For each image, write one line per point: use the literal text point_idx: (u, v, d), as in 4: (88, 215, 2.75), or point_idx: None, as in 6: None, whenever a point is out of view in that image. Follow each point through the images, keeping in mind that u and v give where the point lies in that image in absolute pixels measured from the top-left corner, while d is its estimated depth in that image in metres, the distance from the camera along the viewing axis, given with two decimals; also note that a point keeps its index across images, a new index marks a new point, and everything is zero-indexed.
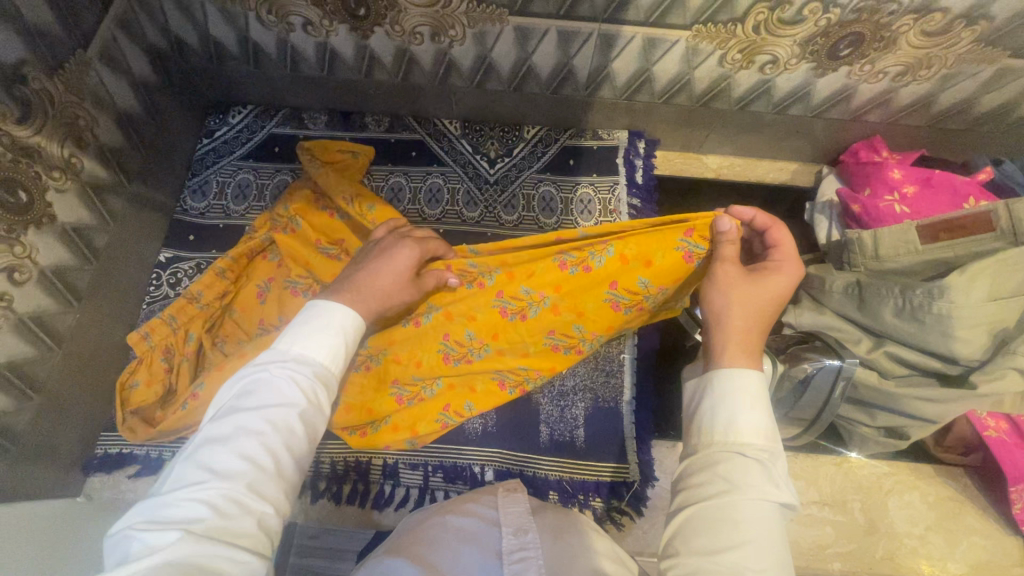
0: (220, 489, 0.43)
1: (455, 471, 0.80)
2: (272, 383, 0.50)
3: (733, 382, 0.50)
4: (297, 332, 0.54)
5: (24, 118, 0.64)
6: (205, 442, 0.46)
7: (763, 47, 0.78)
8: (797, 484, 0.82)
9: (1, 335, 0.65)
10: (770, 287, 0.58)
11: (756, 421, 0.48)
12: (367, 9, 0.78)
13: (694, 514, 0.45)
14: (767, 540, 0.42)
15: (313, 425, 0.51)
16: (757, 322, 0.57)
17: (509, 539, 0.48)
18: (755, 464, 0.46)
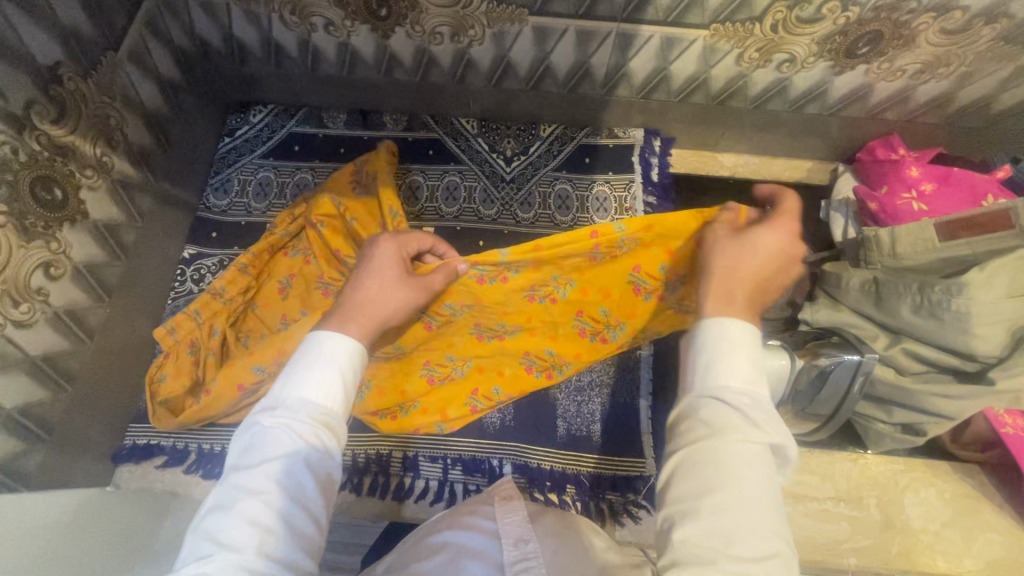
0: (231, 560, 0.44)
1: (474, 464, 0.81)
2: (271, 439, 0.51)
3: (718, 331, 0.49)
4: (293, 378, 0.54)
5: (59, 117, 0.66)
6: (211, 512, 0.48)
7: (780, 45, 0.79)
8: (813, 480, 0.82)
9: (39, 328, 0.67)
10: (760, 245, 0.55)
11: (735, 367, 0.48)
12: (388, 9, 0.79)
13: (680, 460, 0.46)
14: (753, 480, 0.43)
15: (323, 471, 0.51)
16: (745, 275, 0.54)
17: (509, 550, 0.49)
18: (737, 409, 0.46)
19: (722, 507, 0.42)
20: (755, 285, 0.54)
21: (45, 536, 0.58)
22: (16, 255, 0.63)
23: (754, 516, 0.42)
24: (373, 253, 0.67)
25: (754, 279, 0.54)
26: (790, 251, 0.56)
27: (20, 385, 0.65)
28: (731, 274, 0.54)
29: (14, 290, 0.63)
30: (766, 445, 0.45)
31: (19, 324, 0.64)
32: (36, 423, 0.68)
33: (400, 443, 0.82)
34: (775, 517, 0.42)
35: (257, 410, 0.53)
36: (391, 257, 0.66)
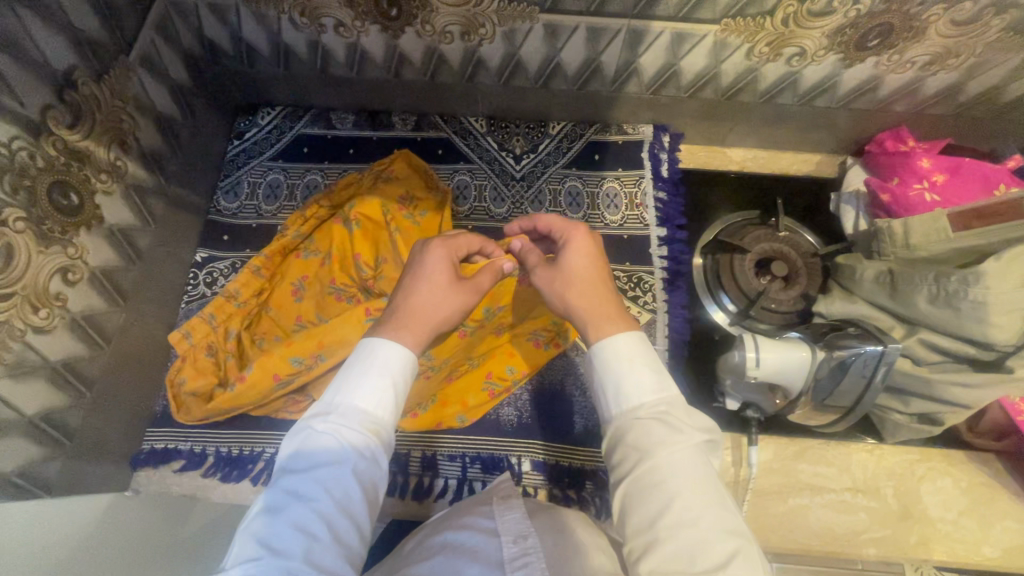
0: (280, 565, 0.45)
1: (493, 462, 0.82)
2: (323, 444, 0.52)
3: (614, 357, 0.56)
4: (345, 385, 0.55)
5: (74, 122, 0.66)
6: (261, 515, 0.49)
7: (791, 39, 0.79)
8: (830, 471, 0.83)
9: (58, 333, 0.67)
10: (575, 261, 0.65)
11: (636, 385, 0.55)
12: (399, 9, 0.79)
13: (626, 485, 0.51)
14: (691, 485, 0.49)
15: (369, 481, 0.52)
16: (593, 283, 0.63)
17: (510, 547, 0.50)
18: (653, 421, 0.53)
19: (675, 523, 0.46)
20: (604, 287, 0.63)
21: (71, 541, 0.58)
22: (35, 261, 0.63)
23: (704, 517, 0.47)
24: (427, 259, 0.67)
25: (601, 283, 0.63)
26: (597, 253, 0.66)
27: (40, 391, 0.65)
28: (585, 291, 0.62)
29: (33, 296, 0.63)
30: (692, 443, 0.51)
31: (39, 330, 0.64)
32: (57, 428, 0.68)
33: (418, 441, 0.83)
34: (722, 509, 0.48)
35: (308, 415, 0.55)
36: (442, 264, 0.68)
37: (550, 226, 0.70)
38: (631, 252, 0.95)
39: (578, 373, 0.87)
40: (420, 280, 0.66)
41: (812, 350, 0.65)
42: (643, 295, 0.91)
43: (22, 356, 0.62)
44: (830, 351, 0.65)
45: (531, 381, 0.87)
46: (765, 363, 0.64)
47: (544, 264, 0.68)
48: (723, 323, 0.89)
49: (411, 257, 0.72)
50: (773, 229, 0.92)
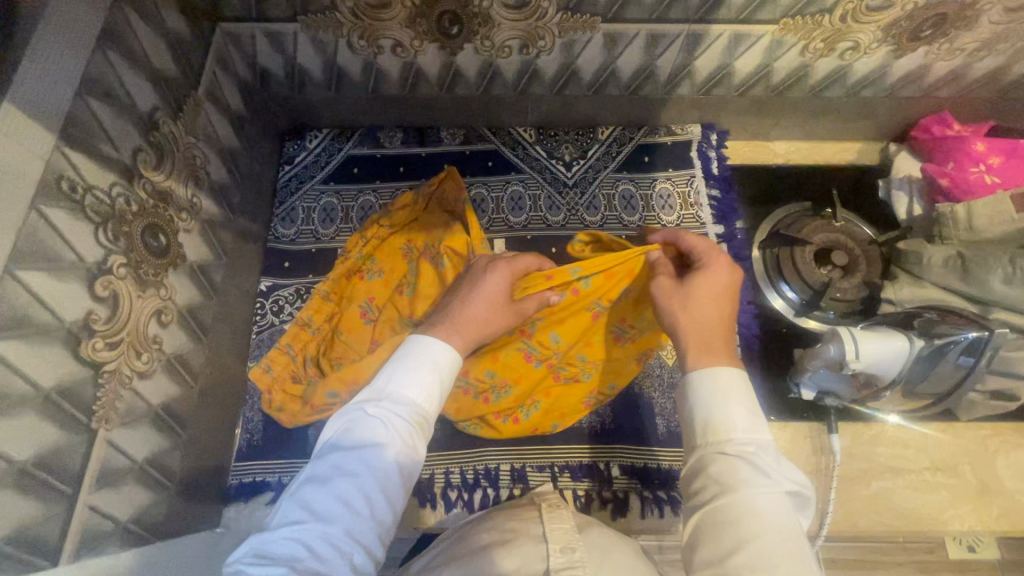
0: (319, 532, 0.46)
1: (583, 469, 0.83)
2: (368, 423, 0.53)
3: (708, 381, 0.54)
4: (397, 373, 0.56)
5: (158, 163, 0.66)
6: (307, 482, 0.51)
7: (847, 34, 0.80)
8: (908, 453, 0.85)
9: (157, 376, 0.67)
10: (698, 288, 0.62)
11: (728, 415, 0.52)
12: (460, 26, 0.79)
13: (705, 518, 0.49)
14: (775, 532, 0.46)
15: (409, 467, 0.53)
16: (713, 319, 0.60)
17: (556, 557, 0.52)
18: (740, 457, 0.50)
19: (750, 563, 0.44)
20: (722, 327, 0.60)
21: None
22: (136, 305, 0.62)
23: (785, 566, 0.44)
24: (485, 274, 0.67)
25: (718, 323, 0.60)
26: (729, 290, 0.63)
27: (146, 435, 0.65)
28: (697, 322, 0.60)
29: (136, 342, 0.62)
30: (779, 491, 0.49)
31: (142, 375, 0.64)
32: (160, 471, 0.68)
33: (506, 455, 0.83)
34: (806, 561, 0.44)
35: (359, 398, 0.56)
36: (497, 278, 0.66)
37: (694, 250, 0.67)
38: None
39: (655, 374, 0.88)
40: (474, 292, 0.65)
41: (913, 339, 0.69)
42: None
43: (130, 404, 0.62)
44: (931, 338, 0.70)
45: None
46: (866, 353, 0.66)
47: (670, 279, 0.65)
48: (789, 315, 0.91)
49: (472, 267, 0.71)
50: (829, 220, 0.94)
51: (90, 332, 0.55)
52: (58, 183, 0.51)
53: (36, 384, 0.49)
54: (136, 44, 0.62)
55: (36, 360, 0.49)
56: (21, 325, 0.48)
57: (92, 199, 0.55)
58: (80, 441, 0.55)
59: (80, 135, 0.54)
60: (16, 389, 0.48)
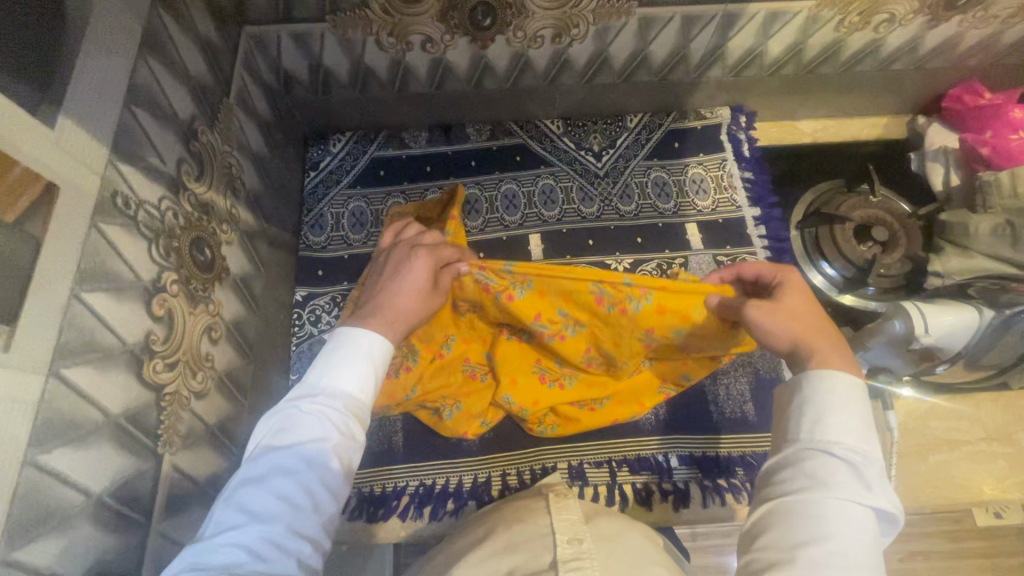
0: (260, 532, 0.43)
1: (641, 462, 0.81)
2: (304, 418, 0.48)
3: (831, 386, 0.50)
4: (330, 367, 0.52)
5: (199, 174, 0.64)
6: (240, 486, 0.46)
7: (882, 7, 0.80)
8: (962, 425, 0.85)
9: (213, 395, 0.65)
10: (787, 298, 0.57)
11: (844, 421, 0.48)
12: (493, 18, 0.77)
13: (779, 506, 0.46)
14: (856, 540, 0.43)
15: (348, 458, 0.49)
16: (824, 321, 0.56)
17: (563, 548, 0.50)
18: (845, 464, 0.46)
19: (823, 560, 0.42)
20: (830, 323, 0.56)
21: None
22: (189, 322, 0.60)
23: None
24: (408, 262, 0.61)
25: (825, 322, 0.56)
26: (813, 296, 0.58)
27: (205, 457, 0.63)
28: (808, 328, 0.55)
29: (191, 360, 0.60)
30: (875, 507, 0.45)
31: (199, 395, 0.61)
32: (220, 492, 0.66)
33: (562, 453, 0.81)
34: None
35: (288, 396, 0.51)
36: (425, 267, 0.60)
37: (758, 273, 0.63)
38: (729, 235, 0.93)
39: None
40: (400, 283, 0.59)
41: (981, 310, 0.71)
42: None
43: (190, 425, 0.60)
44: (1000, 309, 0.70)
45: None
46: (934, 328, 0.69)
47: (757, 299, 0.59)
48: (832, 294, 0.91)
49: (393, 256, 0.64)
50: (866, 195, 0.93)
51: (151, 353, 0.53)
52: (113, 199, 0.49)
53: (106, 412, 0.47)
54: (173, 51, 0.60)
55: (104, 385, 0.47)
56: (90, 350, 0.45)
57: (144, 215, 0.53)
58: (149, 467, 0.52)
59: (129, 147, 0.52)
60: (89, 417, 0.45)
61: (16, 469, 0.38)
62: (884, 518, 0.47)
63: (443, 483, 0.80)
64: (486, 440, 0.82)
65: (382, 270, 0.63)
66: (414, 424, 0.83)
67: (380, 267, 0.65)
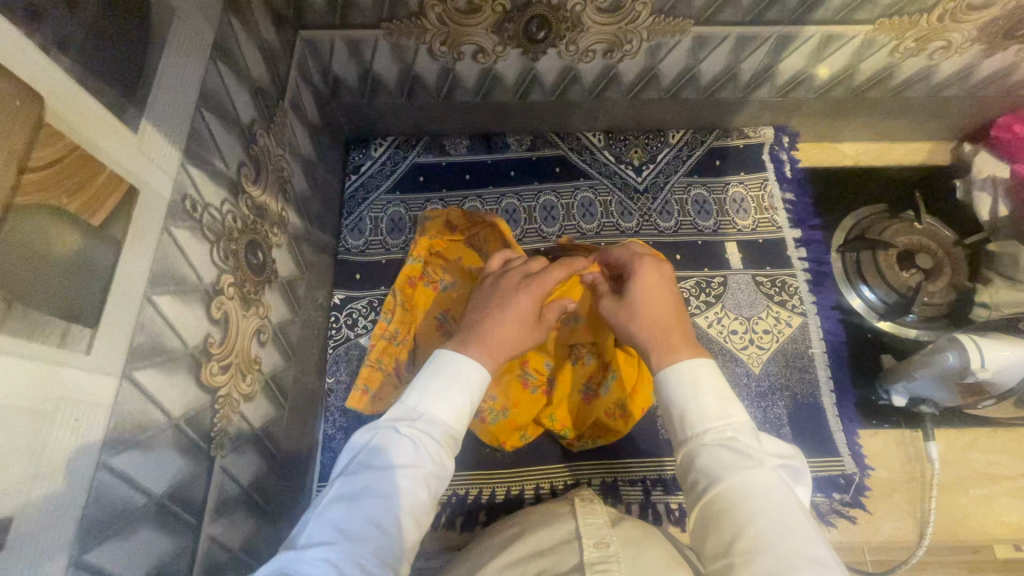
0: (351, 551, 0.41)
1: (674, 482, 0.80)
2: (402, 442, 0.48)
3: (681, 375, 0.51)
4: (428, 391, 0.52)
5: (256, 177, 0.64)
6: (333, 501, 0.45)
7: (941, 34, 0.79)
8: (1003, 459, 0.83)
9: (259, 397, 0.65)
10: (637, 293, 0.61)
11: (703, 403, 0.50)
12: (547, 31, 0.77)
13: (703, 516, 0.45)
14: (768, 509, 0.42)
15: (434, 489, 0.48)
16: (661, 313, 0.59)
17: (589, 552, 0.50)
18: (720, 445, 0.47)
19: (749, 549, 0.40)
20: (673, 316, 0.59)
21: None
22: (242, 325, 0.60)
23: (792, 564, 0.38)
24: (515, 288, 0.63)
25: (666, 315, 0.59)
26: (663, 279, 0.63)
27: (249, 460, 0.63)
28: (653, 324, 0.58)
29: (243, 363, 0.60)
30: (764, 469, 0.45)
31: (247, 397, 0.61)
32: (261, 494, 0.66)
33: (596, 469, 0.81)
34: (802, 538, 0.40)
35: (388, 416, 0.51)
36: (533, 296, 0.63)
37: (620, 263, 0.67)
38: (770, 257, 0.92)
39: (743, 383, 0.85)
40: (509, 308, 0.61)
41: None
42: (790, 299, 0.89)
43: (239, 427, 0.60)
44: None
45: None
46: (991, 361, 0.68)
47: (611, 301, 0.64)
48: (870, 318, 0.89)
49: (500, 278, 0.66)
50: (910, 221, 0.91)
51: (208, 356, 0.53)
52: (182, 203, 0.49)
53: (169, 415, 0.47)
54: (239, 55, 0.60)
55: (168, 387, 0.47)
56: (158, 353, 0.45)
57: (208, 218, 0.53)
58: (202, 470, 0.53)
59: (198, 150, 0.52)
60: (154, 420, 0.45)
61: (90, 472, 0.38)
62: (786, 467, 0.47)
63: (475, 495, 0.79)
64: (519, 453, 0.82)
65: (488, 291, 0.65)
66: None
67: (482, 291, 0.67)
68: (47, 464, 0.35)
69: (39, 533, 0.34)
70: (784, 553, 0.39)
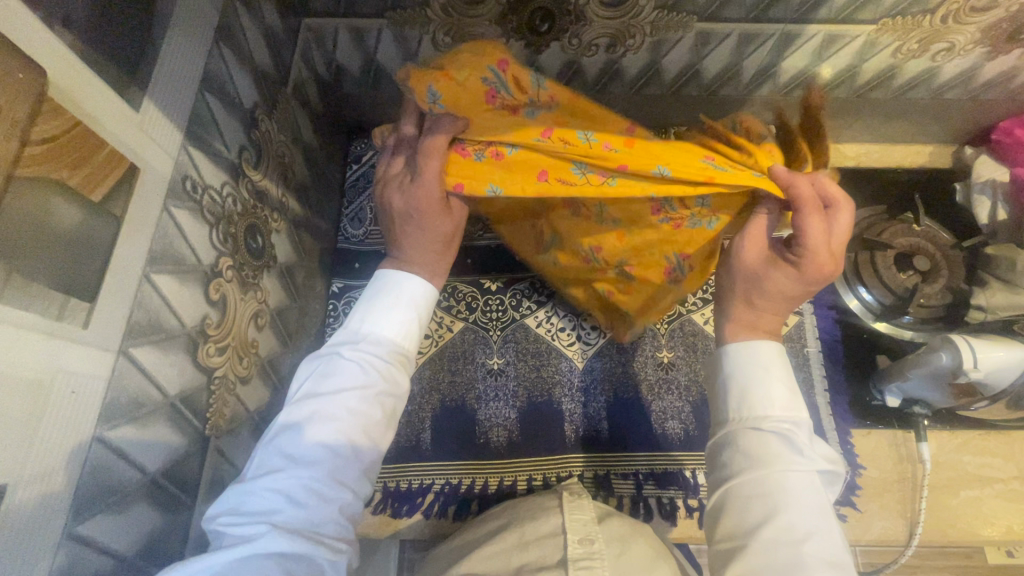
0: (302, 478, 0.43)
1: (667, 476, 0.80)
2: (346, 365, 0.49)
3: (752, 361, 0.52)
4: (372, 314, 0.52)
5: (256, 160, 0.64)
6: (279, 427, 0.46)
7: (943, 35, 0.79)
8: (994, 462, 0.84)
9: (255, 380, 0.65)
10: (768, 288, 0.53)
11: (768, 393, 0.50)
12: (550, 24, 0.78)
13: (730, 491, 0.48)
14: (804, 509, 0.44)
15: (387, 405, 0.49)
16: (773, 312, 0.54)
17: (574, 547, 0.50)
18: (775, 436, 0.48)
19: (774, 538, 0.43)
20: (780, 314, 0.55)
21: None
22: (239, 308, 0.60)
23: (813, 563, 0.41)
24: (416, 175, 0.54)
25: (774, 316, 0.55)
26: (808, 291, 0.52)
27: (243, 442, 0.63)
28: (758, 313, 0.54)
29: (240, 345, 0.61)
30: (810, 469, 0.46)
31: (243, 380, 0.62)
32: None
33: (591, 462, 0.81)
34: (826, 540, 0.43)
35: (332, 341, 0.52)
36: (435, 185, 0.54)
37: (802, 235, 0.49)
38: None
39: None
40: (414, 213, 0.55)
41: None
42: None
43: (234, 409, 0.60)
44: None
45: (690, 391, 0.84)
46: (984, 363, 0.68)
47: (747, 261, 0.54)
48: (868, 319, 0.89)
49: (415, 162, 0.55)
50: (908, 223, 0.92)
51: (205, 337, 0.53)
52: (183, 183, 0.49)
53: (165, 393, 0.48)
54: (242, 39, 0.60)
55: (164, 366, 0.47)
56: (156, 332, 0.46)
57: (208, 200, 0.53)
58: (197, 450, 0.53)
59: (200, 132, 0.52)
60: (150, 398, 0.46)
61: (85, 446, 0.39)
62: (827, 471, 0.49)
63: (468, 484, 0.80)
64: (515, 443, 0.82)
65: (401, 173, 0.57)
66: (442, 424, 0.83)
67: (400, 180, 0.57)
68: (41, 438, 0.35)
69: (34, 501, 0.35)
70: (807, 549, 0.42)
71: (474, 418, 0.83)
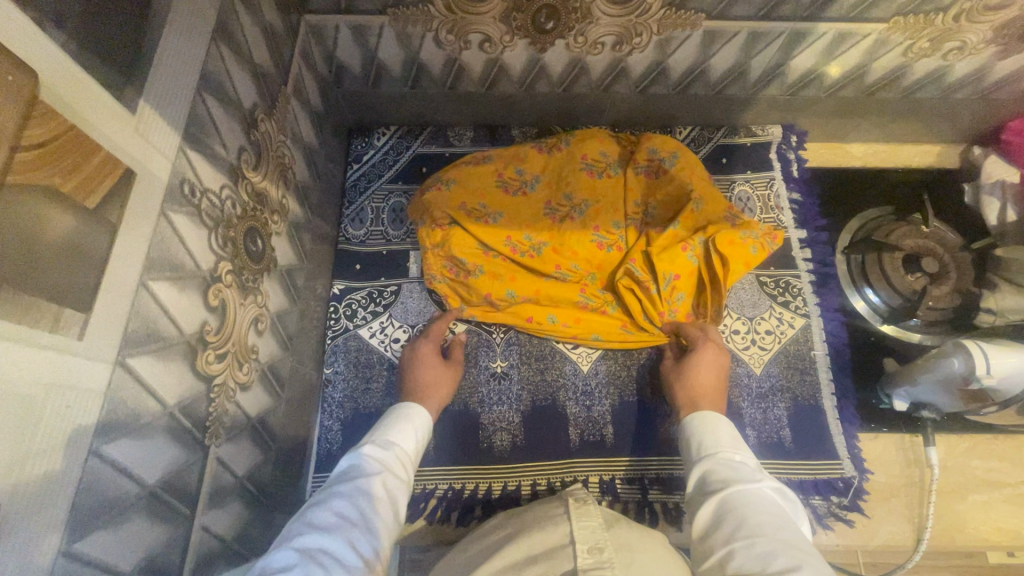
0: (321, 538, 0.44)
1: (673, 482, 0.79)
2: (354, 464, 0.55)
3: (705, 419, 0.62)
4: (379, 428, 0.61)
5: (256, 162, 0.63)
6: (301, 513, 0.49)
7: (955, 34, 0.78)
8: (1002, 466, 0.83)
9: (255, 386, 0.64)
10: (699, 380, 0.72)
11: (718, 438, 0.59)
12: (556, 21, 0.76)
13: (709, 517, 0.51)
14: (771, 513, 0.48)
15: (394, 493, 0.53)
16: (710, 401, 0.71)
17: (583, 558, 0.49)
18: (731, 465, 0.55)
19: (749, 536, 0.46)
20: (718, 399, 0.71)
21: None
22: (239, 313, 0.59)
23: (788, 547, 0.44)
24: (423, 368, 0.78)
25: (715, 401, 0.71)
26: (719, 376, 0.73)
27: (244, 449, 0.62)
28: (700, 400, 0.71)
29: (239, 351, 0.59)
30: (767, 488, 0.52)
31: (243, 387, 0.61)
32: (257, 484, 0.65)
33: (595, 466, 0.80)
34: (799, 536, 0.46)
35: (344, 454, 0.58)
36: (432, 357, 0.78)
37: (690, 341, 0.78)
38: (773, 256, 0.92)
39: (742, 383, 0.84)
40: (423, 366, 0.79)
41: None
42: (794, 300, 0.89)
43: (234, 417, 0.59)
44: None
45: None
46: (997, 368, 0.67)
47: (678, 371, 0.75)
48: (875, 321, 0.89)
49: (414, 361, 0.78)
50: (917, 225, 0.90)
51: (205, 344, 0.52)
52: (181, 187, 0.48)
53: (163, 403, 0.46)
54: (240, 37, 0.59)
55: (163, 375, 0.46)
56: (153, 341, 0.45)
57: (207, 204, 0.52)
58: (197, 459, 0.52)
59: (198, 134, 0.51)
60: (148, 408, 0.45)
61: (81, 461, 0.38)
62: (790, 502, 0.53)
63: (471, 489, 0.79)
64: (518, 447, 0.81)
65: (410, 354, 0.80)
66: (444, 427, 0.82)
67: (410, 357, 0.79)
68: (36, 453, 0.34)
69: (29, 521, 0.34)
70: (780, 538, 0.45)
71: (478, 420, 0.82)
